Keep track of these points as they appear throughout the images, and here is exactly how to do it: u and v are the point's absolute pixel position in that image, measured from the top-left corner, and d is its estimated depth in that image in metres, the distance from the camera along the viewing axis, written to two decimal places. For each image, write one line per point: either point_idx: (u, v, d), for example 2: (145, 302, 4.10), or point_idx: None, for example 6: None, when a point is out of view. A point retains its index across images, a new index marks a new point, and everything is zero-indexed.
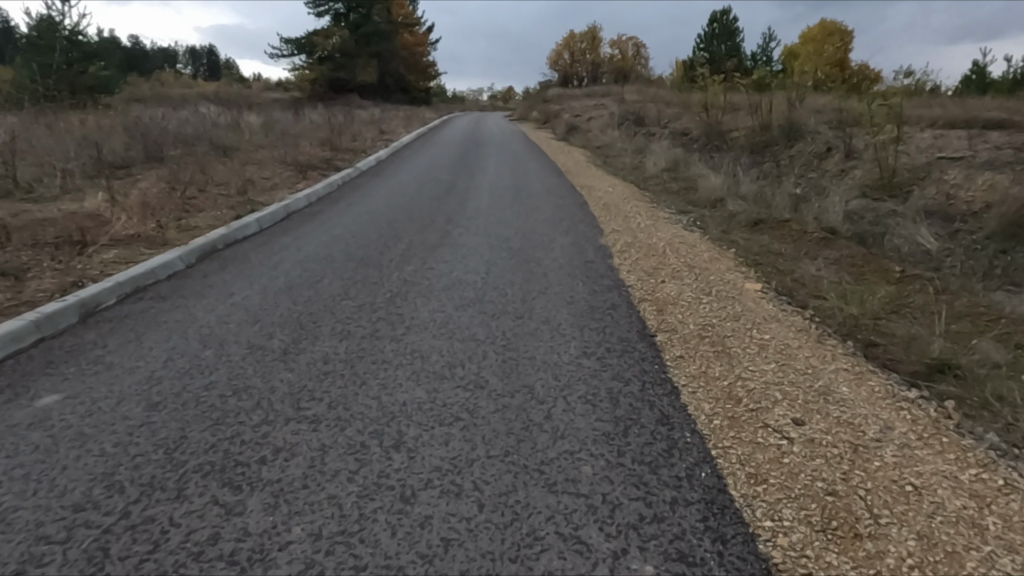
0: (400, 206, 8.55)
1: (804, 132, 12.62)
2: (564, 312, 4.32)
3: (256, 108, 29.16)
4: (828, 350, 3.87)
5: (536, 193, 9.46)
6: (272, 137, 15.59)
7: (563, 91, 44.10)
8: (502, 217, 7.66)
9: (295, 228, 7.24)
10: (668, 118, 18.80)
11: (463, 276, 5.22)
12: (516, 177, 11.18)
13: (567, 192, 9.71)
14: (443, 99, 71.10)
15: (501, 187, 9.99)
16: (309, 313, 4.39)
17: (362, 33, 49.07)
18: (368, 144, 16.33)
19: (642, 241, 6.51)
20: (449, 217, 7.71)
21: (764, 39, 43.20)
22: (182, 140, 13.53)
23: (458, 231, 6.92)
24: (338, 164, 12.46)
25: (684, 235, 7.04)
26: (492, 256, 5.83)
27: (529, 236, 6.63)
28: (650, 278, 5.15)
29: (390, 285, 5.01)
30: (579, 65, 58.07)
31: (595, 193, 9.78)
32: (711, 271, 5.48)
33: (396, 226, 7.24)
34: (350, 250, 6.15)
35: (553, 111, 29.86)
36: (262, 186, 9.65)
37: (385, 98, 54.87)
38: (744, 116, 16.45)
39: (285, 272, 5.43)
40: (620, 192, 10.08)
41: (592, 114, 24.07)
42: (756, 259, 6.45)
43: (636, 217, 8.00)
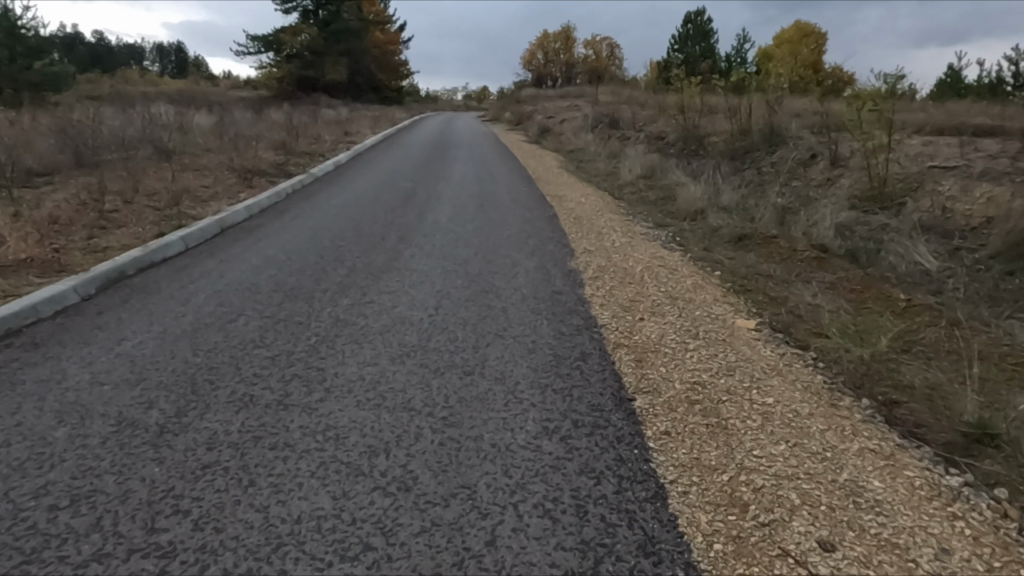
0: (350, 220, 7.71)
1: (786, 138, 12.02)
2: (524, 365, 3.55)
3: (217, 108, 28.01)
4: (845, 417, 3.14)
5: (503, 205, 8.67)
6: (223, 140, 14.59)
7: (537, 92, 43.44)
8: (462, 234, 6.85)
9: (225, 249, 6.36)
10: (643, 121, 18.14)
11: (407, 313, 4.43)
12: (482, 186, 10.38)
13: (537, 203, 8.95)
14: (415, 98, 70.00)
15: (465, 198, 9.18)
16: (211, 369, 3.56)
17: (331, 31, 47.91)
18: (329, 147, 15.42)
19: (616, 264, 5.76)
20: (402, 234, 6.89)
21: (739, 41, 42.97)
22: (122, 142, 12.49)
23: (410, 253, 6.11)
24: (291, 170, 11.55)
25: (664, 255, 6.32)
26: (446, 286, 5.05)
27: (490, 258, 5.85)
28: (626, 314, 4.39)
29: (317, 327, 4.20)
30: (553, 65, 57.45)
31: (567, 204, 9.02)
32: (696, 303, 4.75)
33: (340, 245, 6.41)
34: (281, 277, 5.31)
35: (525, 113, 29.09)
36: (200, 195, 8.74)
37: (355, 98, 53.68)
38: (722, 119, 15.86)
39: (198, 308, 4.58)
40: (593, 202, 9.36)
41: (565, 116, 23.35)
42: (745, 284, 5.75)
43: (610, 231, 7.27)
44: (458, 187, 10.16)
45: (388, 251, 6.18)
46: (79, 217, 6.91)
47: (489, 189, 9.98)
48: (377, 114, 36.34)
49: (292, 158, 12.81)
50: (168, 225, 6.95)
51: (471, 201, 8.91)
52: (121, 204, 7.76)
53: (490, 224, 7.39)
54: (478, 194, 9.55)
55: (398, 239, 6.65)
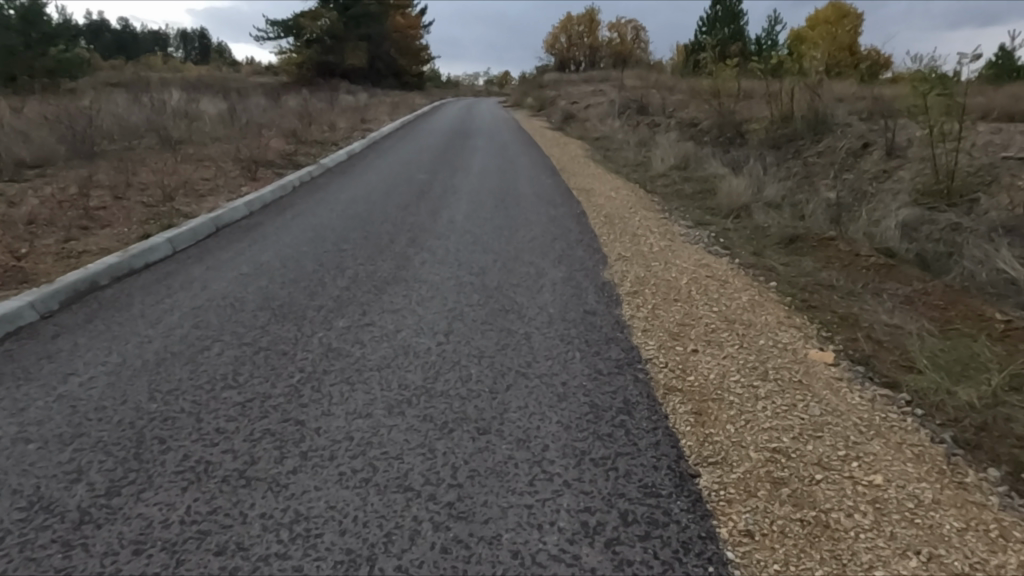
0: (357, 218, 7.01)
1: (832, 125, 11.08)
2: (553, 421, 2.82)
3: (234, 94, 27.45)
4: (983, 505, 2.35)
5: (525, 201, 7.90)
6: (234, 128, 13.97)
7: (559, 77, 42.34)
8: (479, 237, 6.11)
9: (215, 254, 5.69)
10: (673, 107, 17.17)
11: (413, 339, 3.73)
12: (503, 178, 9.62)
13: (562, 198, 8.17)
14: (436, 83, 69.06)
15: (483, 193, 8.42)
16: (166, 420, 2.88)
17: (351, 15, 47.20)
18: (343, 136, 14.75)
19: (657, 274, 4.98)
20: (414, 236, 6.17)
21: (769, 23, 41.45)
22: (125, 131, 11.88)
23: (420, 260, 5.39)
24: (300, 161, 10.88)
25: (711, 263, 5.52)
26: (458, 303, 4.32)
27: (511, 268, 5.11)
28: (676, 345, 3.63)
29: (305, 358, 3.50)
30: (577, 49, 56.14)
31: (595, 199, 8.22)
32: (757, 329, 3.97)
33: (343, 249, 5.71)
34: (271, 290, 4.63)
35: (548, 98, 28.11)
36: (199, 190, 8.11)
37: (375, 83, 52.95)
38: (758, 105, 14.89)
39: (169, 330, 3.92)
40: (625, 197, 8.56)
41: (589, 101, 22.38)
42: (809, 299, 4.95)
43: (646, 231, 6.48)
44: (477, 180, 9.40)
45: (395, 257, 5.46)
46: (60, 215, 6.30)
47: (511, 183, 9.21)
48: (396, 100, 35.57)
49: (302, 147, 12.15)
50: (157, 224, 6.31)
51: (490, 197, 8.15)
52: (110, 200, 7.14)
53: (512, 224, 6.65)
54: (499, 188, 8.81)
55: (408, 243, 5.93)
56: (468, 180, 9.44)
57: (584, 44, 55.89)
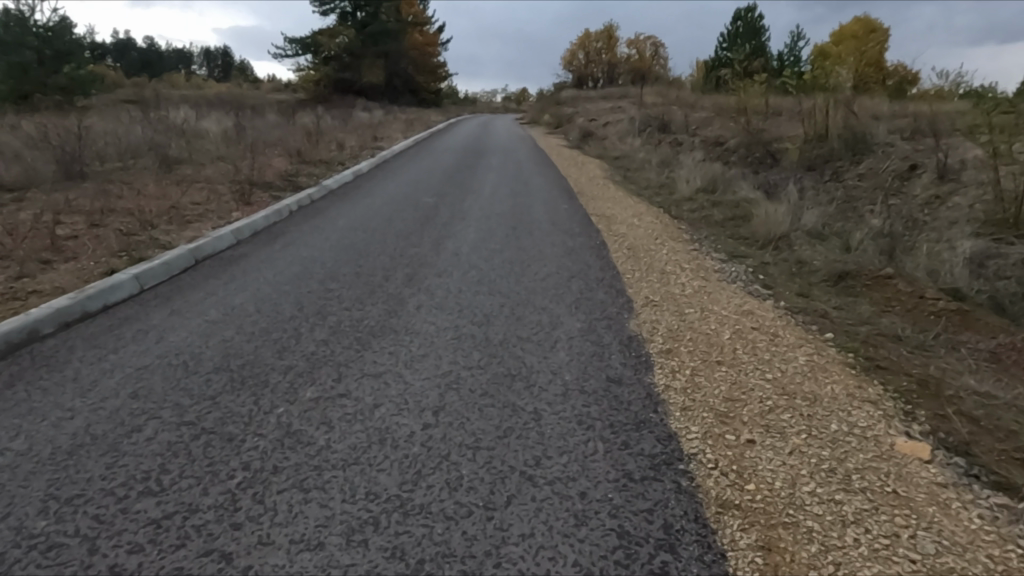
0: (351, 250, 6.32)
1: (873, 145, 10.26)
2: (568, 563, 2.06)
3: (248, 112, 27.20)
4: None
5: (540, 229, 7.16)
6: (238, 147, 13.43)
7: (577, 93, 41.77)
8: (486, 275, 5.38)
9: (185, 293, 5.01)
10: (697, 125, 16.39)
11: (395, 419, 2.99)
12: (516, 202, 8.91)
13: (580, 225, 7.42)
14: (453, 100, 68.96)
15: (494, 220, 7.71)
16: (51, 550, 2.15)
17: (369, 33, 47.15)
18: (351, 155, 14.16)
19: (693, 325, 4.20)
20: (412, 273, 5.44)
21: (792, 39, 40.65)
22: (122, 150, 11.35)
23: (416, 304, 4.66)
24: (302, 183, 10.26)
25: (753, 309, 4.72)
26: (455, 365, 3.57)
27: (520, 316, 4.36)
28: (727, 435, 2.85)
29: (256, 447, 2.78)
30: (594, 66, 55.71)
31: (615, 227, 7.46)
32: (824, 406, 3.17)
33: (328, 289, 5.01)
34: (236, 345, 3.92)
35: (565, 115, 27.45)
36: (185, 215, 7.48)
37: (392, 100, 52.82)
38: (788, 123, 14.10)
39: (100, 400, 3.21)
40: (650, 223, 7.79)
41: (608, 119, 21.66)
42: (875, 356, 4.14)
43: (674, 266, 5.72)
44: (488, 205, 8.70)
45: (386, 300, 4.75)
46: (22, 246, 5.67)
47: (525, 208, 8.49)
48: (411, 117, 35.20)
49: (306, 168, 11.55)
50: (127, 258, 5.64)
51: (501, 224, 7.43)
52: (84, 228, 6.51)
53: (522, 258, 5.91)
54: (511, 213, 8.13)
55: (404, 281, 5.21)
56: (479, 205, 8.76)
57: (602, 61, 55.42)
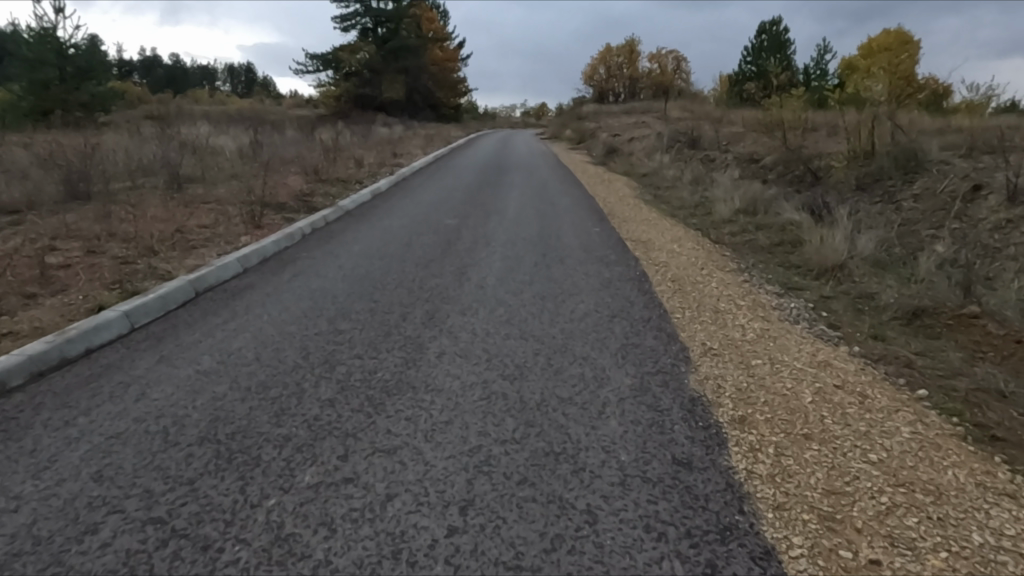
0: (365, 281, 5.75)
1: (926, 163, 9.54)
2: None
3: (268, 128, 27.00)
4: None
5: (571, 257, 6.53)
6: (253, 165, 13.01)
7: (598, 108, 41.28)
8: (515, 313, 4.77)
9: (179, 335, 4.45)
10: (729, 142, 15.71)
11: (412, 521, 2.38)
12: (543, 225, 8.31)
13: (616, 252, 6.78)
14: (473, 115, 68.87)
15: (521, 246, 7.10)
16: None
17: (390, 48, 47.14)
18: (370, 172, 13.69)
19: (764, 382, 3.55)
20: (432, 311, 4.85)
21: (819, 53, 39.88)
22: (134, 169, 10.96)
23: (437, 351, 4.06)
24: (317, 203, 9.76)
25: (829, 358, 4.05)
26: (484, 439, 2.96)
27: (559, 369, 3.73)
28: (842, 552, 2.20)
29: (236, 563, 2.17)
30: (616, 80, 55.28)
31: (653, 254, 6.82)
32: (955, 505, 2.50)
33: (338, 332, 4.42)
34: (227, 406, 3.34)
35: (587, 131, 26.89)
36: (190, 240, 6.97)
37: (412, 116, 52.72)
38: (826, 140, 13.40)
39: (55, 484, 2.64)
40: (691, 250, 7.13)
41: (633, 134, 21.05)
42: (987, 422, 3.45)
43: (727, 304, 5.06)
44: (514, 229, 8.10)
45: (403, 346, 4.15)
46: (7, 279, 5.17)
47: (554, 232, 7.87)
48: (432, 132, 34.84)
49: (322, 188, 11.07)
50: (120, 291, 5.11)
51: (528, 251, 6.83)
52: (79, 256, 6.01)
53: (555, 292, 5.30)
54: (539, 238, 7.52)
55: (423, 321, 4.62)
56: (503, 228, 8.17)
57: (623, 75, 54.94)
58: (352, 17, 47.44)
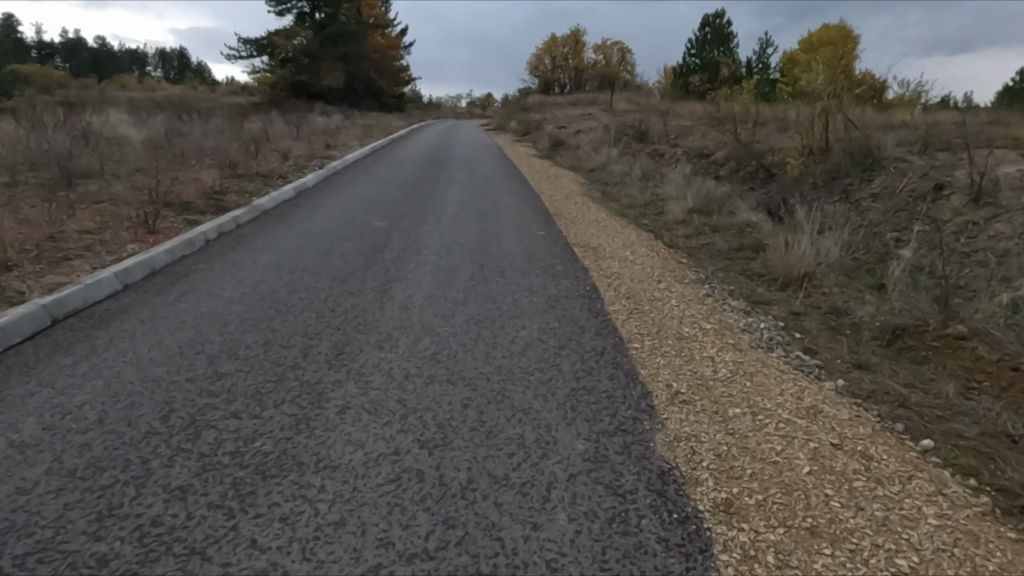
0: (268, 303, 4.82)
1: (882, 161, 9.15)
2: None
3: (194, 116, 25.28)
4: None
5: (512, 268, 5.74)
6: (163, 158, 11.72)
7: (544, 99, 40.57)
8: (443, 346, 3.95)
9: (9, 383, 3.46)
10: (678, 136, 15.19)
11: None
12: (482, 229, 7.50)
13: (563, 262, 6.02)
14: (417, 105, 67.27)
15: (456, 255, 6.27)
16: None
17: (329, 34, 45.29)
18: (297, 167, 12.57)
19: (748, 445, 2.84)
20: (341, 344, 3.98)
21: (760, 46, 40.22)
22: (17, 162, 9.59)
23: (339, 404, 3.20)
24: (229, 203, 8.68)
25: (817, 401, 3.38)
26: (385, 556, 2.14)
27: (494, 430, 2.94)
28: None
29: None
30: (561, 71, 54.71)
31: (603, 263, 6.08)
32: None
33: (218, 377, 3.52)
34: (32, 506, 2.40)
35: (533, 122, 26.12)
36: (62, 251, 5.86)
37: (352, 105, 50.93)
38: (776, 135, 13.02)
39: None
40: (645, 258, 6.44)
41: (579, 127, 20.40)
42: (1013, 484, 2.84)
43: (690, 328, 4.35)
44: (450, 233, 7.26)
45: (296, 398, 3.28)
46: None
47: (494, 237, 7.06)
48: (371, 123, 33.46)
49: (239, 185, 9.97)
50: None
51: (463, 261, 6.00)
52: None
53: (491, 315, 4.51)
54: (477, 244, 6.71)
55: (328, 359, 3.76)
56: (438, 233, 7.31)
57: (569, 66, 54.44)
58: (287, 1, 45.32)
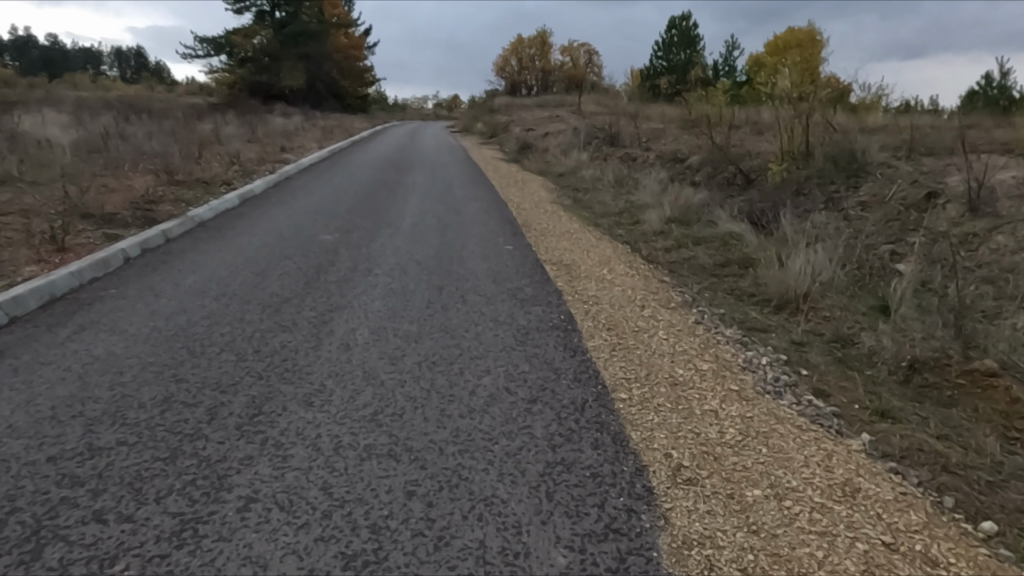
0: (180, 341, 4.00)
1: (868, 167, 8.67)
2: None
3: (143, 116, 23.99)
4: None
5: (475, 293, 5.01)
6: (94, 164, 10.70)
7: (511, 101, 39.94)
8: (388, 401, 3.21)
9: None
10: (650, 140, 14.63)
11: None
12: (443, 244, 6.76)
13: (532, 283, 5.31)
14: (382, 106, 66.05)
15: (411, 275, 5.52)
16: None
17: (289, 33, 44.00)
18: (245, 172, 11.66)
19: (779, 552, 2.17)
20: (260, 401, 3.21)
21: (727, 49, 40.21)
22: None
23: (243, 497, 2.43)
24: (160, 214, 7.78)
25: (850, 473, 2.73)
26: None
27: (447, 536, 2.21)
28: None
29: None
30: (528, 73, 54.14)
31: (576, 284, 5.37)
32: None
33: (90, 455, 2.71)
34: None
35: (501, 124, 25.41)
36: None
37: (315, 106, 49.62)
38: (752, 139, 12.54)
39: None
40: (624, 276, 5.76)
41: (547, 129, 19.76)
42: None
43: (684, 370, 3.67)
44: (407, 249, 6.50)
45: (188, 486, 2.50)
46: None
47: (456, 254, 6.31)
48: (333, 124, 32.39)
49: (175, 193, 9.03)
50: None
51: (419, 284, 5.25)
52: None
53: (448, 356, 3.78)
54: (436, 262, 5.96)
55: (239, 425, 2.98)
56: (393, 249, 6.55)
57: (536, 67, 53.94)
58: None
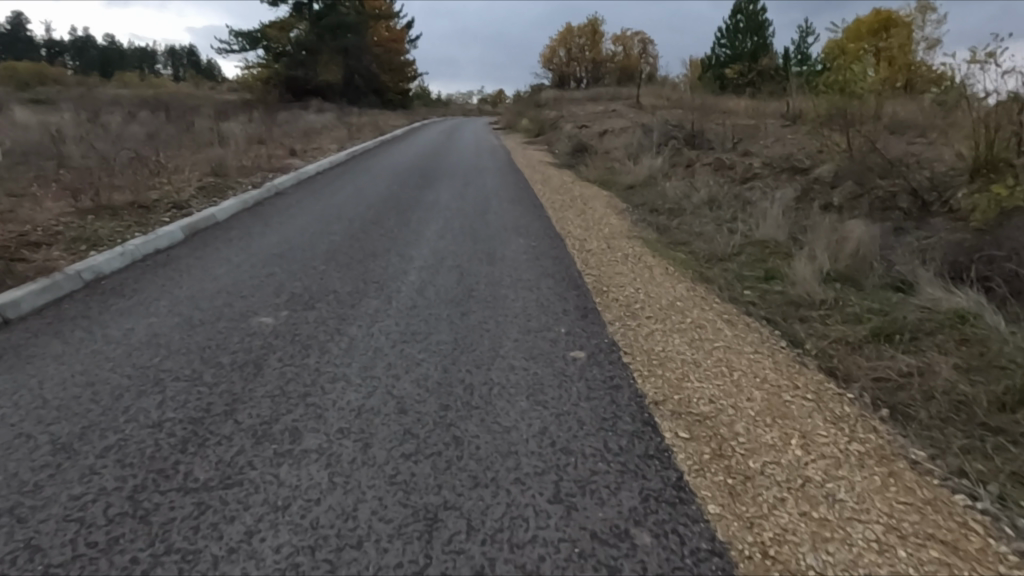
0: None
1: None
2: None
3: (156, 116, 21.74)
4: None
5: (510, 561, 1.99)
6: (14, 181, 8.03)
7: (560, 95, 36.77)
8: None
9: None
10: (744, 141, 11.33)
11: None
12: (457, 347, 3.74)
13: (642, 506, 2.26)
14: (424, 103, 63.53)
15: (374, 466, 2.53)
16: None
17: (327, 26, 41.71)
18: (219, 190, 8.90)
19: None
20: None
21: (800, 36, 36.32)
22: None
23: None
24: (29, 270, 4.98)
25: None
26: None
27: None
28: None
29: None
30: (577, 64, 50.90)
31: (749, 504, 2.31)
32: None
33: None
34: None
35: (549, 120, 22.28)
36: None
37: (353, 102, 47.33)
38: (899, 143, 9.17)
39: None
40: (839, 454, 2.65)
41: (606, 126, 16.58)
42: None
43: None
44: (390, 362, 3.52)
45: None
46: None
47: (475, 379, 3.30)
48: (367, 121, 29.84)
49: (86, 226, 6.27)
50: None
51: (381, 510, 2.25)
52: None
53: None
54: (434, 411, 2.95)
55: None
56: (366, 358, 3.57)
57: (586, 59, 50.68)
58: None
